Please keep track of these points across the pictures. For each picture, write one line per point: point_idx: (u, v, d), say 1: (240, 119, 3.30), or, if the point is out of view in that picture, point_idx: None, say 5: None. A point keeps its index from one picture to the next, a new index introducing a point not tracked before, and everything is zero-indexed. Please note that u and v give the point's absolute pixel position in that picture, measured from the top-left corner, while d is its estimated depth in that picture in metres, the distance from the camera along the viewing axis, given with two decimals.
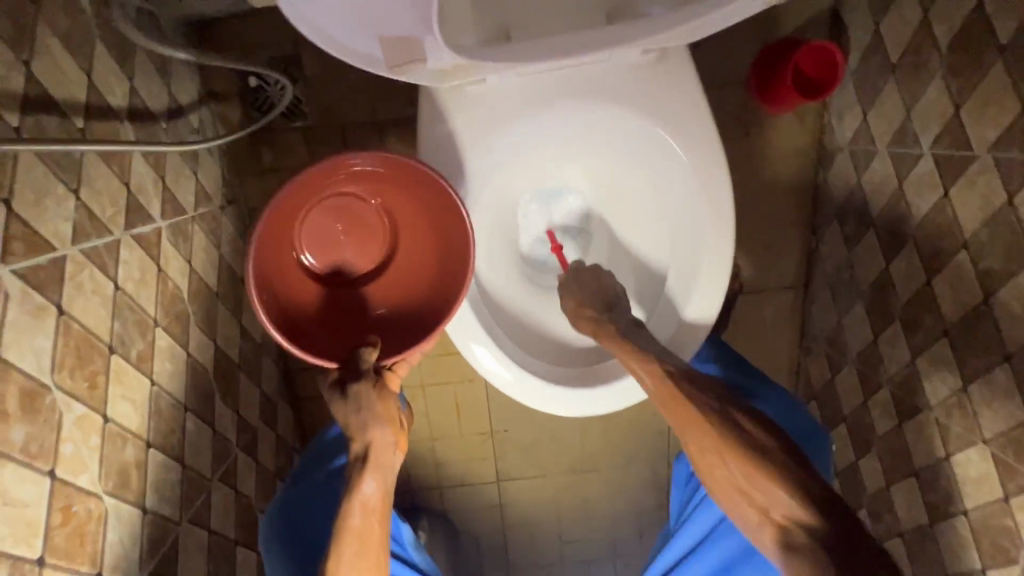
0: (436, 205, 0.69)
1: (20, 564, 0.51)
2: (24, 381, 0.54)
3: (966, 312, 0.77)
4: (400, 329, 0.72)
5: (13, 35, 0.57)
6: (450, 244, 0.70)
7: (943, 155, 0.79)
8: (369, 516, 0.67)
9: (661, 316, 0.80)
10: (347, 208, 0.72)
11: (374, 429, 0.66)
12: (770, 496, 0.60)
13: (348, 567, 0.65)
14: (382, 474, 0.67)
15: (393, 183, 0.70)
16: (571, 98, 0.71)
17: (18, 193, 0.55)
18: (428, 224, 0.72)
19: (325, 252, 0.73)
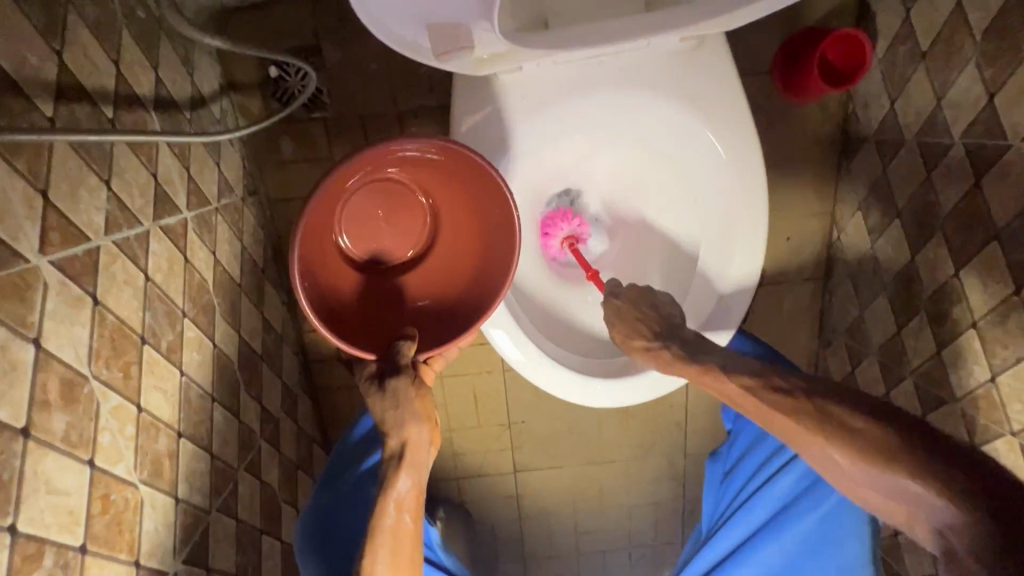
0: (484, 194, 0.69)
1: (63, 552, 0.52)
2: (63, 371, 0.54)
3: (997, 304, 0.76)
4: (436, 320, 0.73)
5: (45, 23, 0.57)
6: (495, 237, 0.71)
7: (975, 145, 0.78)
8: (411, 499, 0.68)
9: (692, 304, 0.80)
10: (390, 192, 0.73)
11: (410, 426, 0.66)
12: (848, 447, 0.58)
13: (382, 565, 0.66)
14: (416, 472, 0.67)
15: (436, 169, 0.70)
16: (621, 87, 0.71)
17: (53, 183, 0.55)
18: (472, 211, 0.73)
19: (362, 232, 0.74)
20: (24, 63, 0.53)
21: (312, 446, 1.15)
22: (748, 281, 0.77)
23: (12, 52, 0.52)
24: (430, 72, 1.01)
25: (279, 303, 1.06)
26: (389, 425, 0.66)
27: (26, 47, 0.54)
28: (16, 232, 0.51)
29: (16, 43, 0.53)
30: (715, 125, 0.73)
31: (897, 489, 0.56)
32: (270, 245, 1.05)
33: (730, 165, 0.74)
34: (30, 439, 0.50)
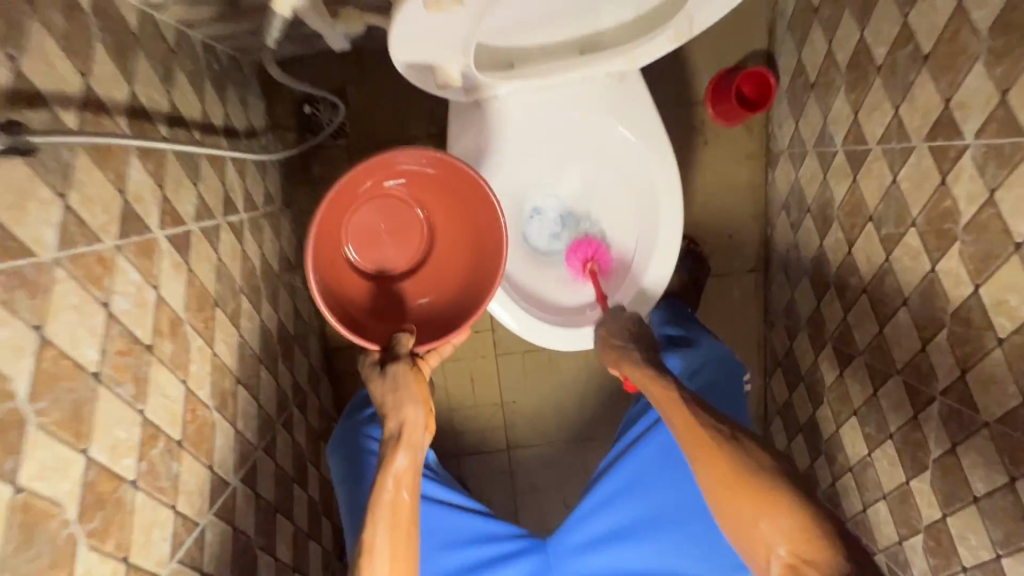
0: (464, 207, 0.94)
1: (167, 440, 0.71)
2: (170, 312, 0.75)
3: (877, 270, 0.98)
4: (432, 317, 0.96)
5: (163, 72, 0.81)
6: (479, 243, 0.94)
7: (852, 151, 1.02)
8: (405, 475, 0.86)
9: (642, 251, 1.04)
10: (391, 211, 0.96)
11: (408, 407, 0.85)
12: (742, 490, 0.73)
13: (382, 535, 0.83)
14: (412, 449, 0.86)
15: (427, 189, 0.95)
16: (562, 110, 0.96)
17: (166, 180, 0.78)
18: (457, 228, 0.98)
19: (368, 246, 0.97)
20: (152, 99, 0.77)
21: (332, 422, 1.34)
22: (677, 220, 1.01)
23: (146, 92, 0.76)
24: (431, 107, 1.27)
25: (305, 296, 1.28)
26: (389, 411, 0.86)
27: (153, 88, 0.78)
28: (146, 210, 0.72)
29: (147, 85, 0.77)
30: (646, 143, 0.98)
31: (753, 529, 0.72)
32: (300, 248, 1.28)
33: (650, 159, 0.99)
34: (152, 355, 0.70)
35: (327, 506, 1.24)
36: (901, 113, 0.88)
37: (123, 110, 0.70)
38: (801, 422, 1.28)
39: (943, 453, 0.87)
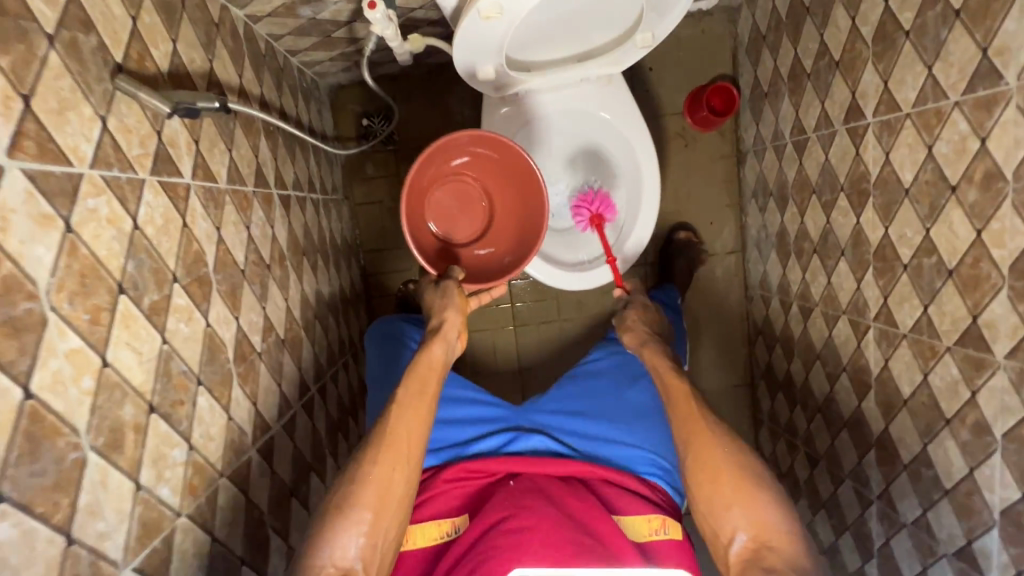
0: (518, 171, 1.02)
1: (191, 392, 0.69)
2: (200, 265, 0.74)
3: (922, 242, 0.95)
4: (512, 251, 1.04)
5: (205, 42, 0.84)
6: (532, 185, 1.02)
7: (885, 120, 1.00)
8: (431, 374, 0.88)
9: (626, 228, 1.16)
10: (453, 186, 1.05)
11: (448, 312, 0.93)
12: (735, 506, 0.78)
13: (400, 420, 0.83)
14: (446, 342, 0.92)
15: (485, 164, 1.04)
16: (556, 99, 1.08)
17: (202, 138, 0.79)
18: (511, 182, 1.05)
19: (443, 221, 1.05)
20: (194, 63, 0.80)
21: (346, 416, 1.30)
22: (654, 200, 1.12)
23: (189, 54, 0.78)
24: None
25: (324, 285, 1.27)
26: (435, 335, 0.92)
27: (196, 53, 0.80)
28: (180, 159, 0.73)
29: (190, 48, 0.79)
30: (621, 123, 1.11)
31: (746, 547, 0.76)
32: (319, 236, 1.28)
33: (631, 149, 1.12)
34: (181, 302, 0.69)
35: None
36: (937, 73, 0.87)
37: (167, 61, 0.72)
38: (846, 415, 1.22)
39: (1014, 424, 0.83)
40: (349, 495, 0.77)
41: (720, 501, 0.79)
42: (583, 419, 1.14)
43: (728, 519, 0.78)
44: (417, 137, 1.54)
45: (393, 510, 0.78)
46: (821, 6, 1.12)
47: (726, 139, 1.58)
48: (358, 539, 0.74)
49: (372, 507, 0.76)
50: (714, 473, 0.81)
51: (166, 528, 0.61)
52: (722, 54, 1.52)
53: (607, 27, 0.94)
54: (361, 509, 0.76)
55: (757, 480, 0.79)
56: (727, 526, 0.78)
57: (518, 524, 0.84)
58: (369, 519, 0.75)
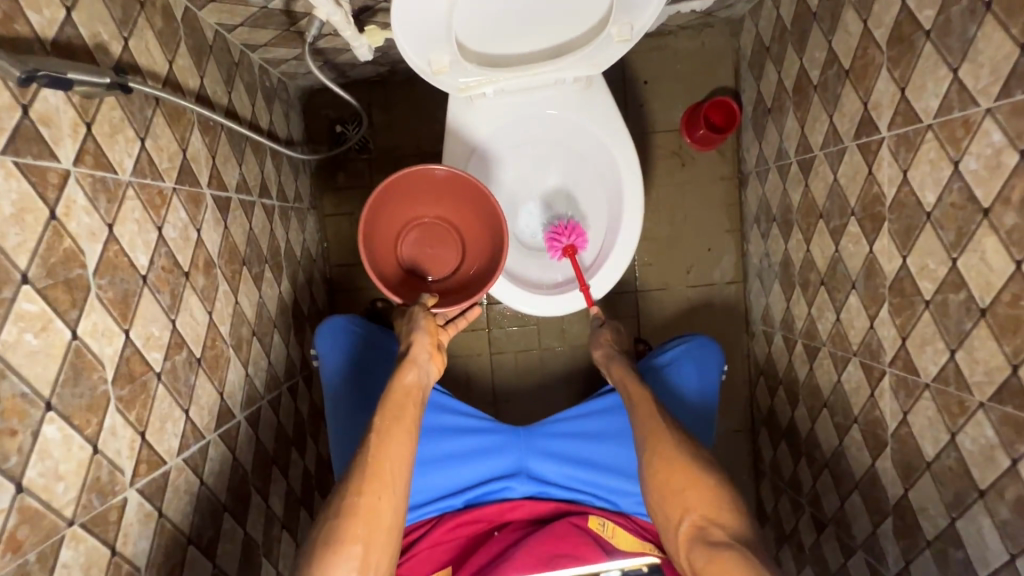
0: (451, 185, 0.92)
1: (30, 420, 0.56)
2: (70, 266, 0.62)
3: (948, 275, 0.81)
4: (491, 253, 0.95)
5: (120, 17, 0.74)
6: (469, 189, 0.92)
7: (901, 134, 0.86)
8: (408, 399, 0.80)
9: (606, 247, 1.03)
10: (413, 231, 0.98)
11: (416, 333, 0.85)
12: (688, 487, 0.76)
13: (385, 448, 0.75)
14: (416, 363, 0.83)
15: (425, 196, 0.95)
16: (531, 103, 0.97)
17: (97, 121, 0.69)
18: (456, 195, 0.95)
19: (427, 263, 0.99)
20: (98, 38, 0.70)
21: (289, 447, 1.16)
22: (638, 218, 0.99)
23: (91, 27, 0.69)
24: None
25: (271, 300, 1.14)
26: (404, 359, 0.83)
27: (102, 26, 0.71)
28: (57, 141, 0.62)
29: (94, 21, 0.70)
30: (604, 132, 0.99)
31: (700, 532, 0.73)
32: (271, 245, 1.17)
33: (614, 160, 1.00)
34: (31, 309, 0.57)
35: (270, 547, 1.03)
36: (964, 76, 0.74)
37: (53, 30, 0.63)
38: (858, 475, 1.05)
39: None
40: (328, 532, 0.69)
41: (673, 487, 0.76)
42: (586, 451, 1.05)
43: (679, 504, 0.75)
44: (392, 146, 1.44)
45: (382, 543, 0.71)
46: (829, 10, 1.00)
47: (727, 159, 1.45)
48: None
49: (360, 538, 0.69)
50: (667, 459, 0.78)
51: None
52: (723, 68, 1.41)
53: (577, 17, 0.83)
54: (347, 544, 0.68)
55: (706, 467, 0.78)
56: (679, 507, 0.76)
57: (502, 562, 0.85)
58: (358, 554, 0.68)
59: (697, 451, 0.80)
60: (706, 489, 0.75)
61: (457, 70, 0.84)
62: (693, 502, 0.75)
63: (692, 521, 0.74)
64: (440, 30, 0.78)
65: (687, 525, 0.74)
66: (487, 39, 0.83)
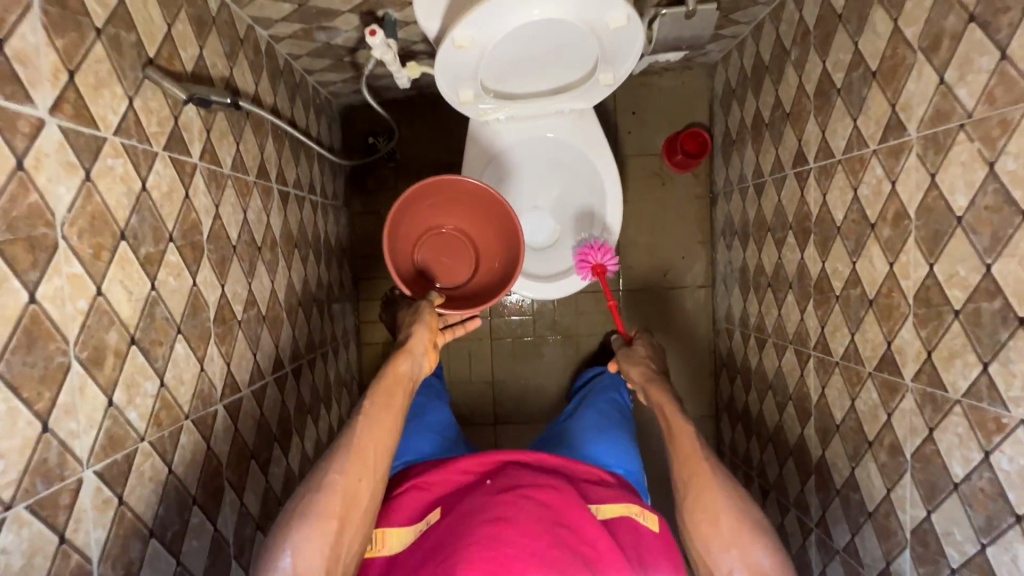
0: (467, 199, 1.17)
1: (169, 337, 0.79)
2: (194, 232, 0.86)
3: (847, 275, 1.04)
4: (504, 259, 1.19)
5: (228, 51, 0.99)
6: (485, 202, 1.17)
7: (822, 166, 1.10)
8: (400, 384, 0.91)
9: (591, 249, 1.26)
10: (431, 243, 1.21)
11: (419, 329, 1.01)
12: (732, 548, 0.78)
13: (370, 423, 0.84)
14: (411, 352, 0.97)
15: (444, 211, 1.20)
16: (535, 130, 1.22)
17: (213, 128, 0.93)
18: (473, 211, 1.20)
19: (442, 271, 1.21)
20: (216, 68, 0.95)
21: (319, 402, 1.39)
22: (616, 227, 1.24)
23: (212, 61, 0.93)
24: None
25: (312, 278, 1.38)
26: (403, 349, 0.97)
27: (218, 59, 0.95)
28: (191, 142, 0.86)
29: (214, 56, 0.94)
30: (593, 156, 1.23)
31: None
32: (314, 234, 1.40)
33: (600, 179, 1.25)
34: (172, 259, 0.80)
35: (303, 480, 1.25)
36: (859, 125, 0.99)
37: (192, 62, 0.87)
38: (791, 443, 1.27)
39: (920, 444, 0.88)
40: (309, 504, 0.76)
41: (709, 542, 0.79)
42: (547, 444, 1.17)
43: (723, 560, 0.78)
44: (416, 157, 1.69)
45: (358, 523, 0.77)
46: (778, 65, 1.26)
47: (700, 180, 1.70)
48: (323, 549, 0.72)
49: (338, 516, 0.75)
50: (711, 513, 0.80)
51: (129, 446, 0.70)
52: (700, 104, 1.66)
53: (572, 69, 1.06)
54: (326, 519, 0.74)
55: (752, 519, 0.80)
56: (722, 566, 0.78)
57: (497, 515, 0.73)
58: (334, 529, 0.74)
59: (743, 507, 0.81)
60: (755, 548, 0.77)
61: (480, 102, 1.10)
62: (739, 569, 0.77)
63: None
64: (468, 78, 1.03)
65: None
66: (502, 82, 1.07)
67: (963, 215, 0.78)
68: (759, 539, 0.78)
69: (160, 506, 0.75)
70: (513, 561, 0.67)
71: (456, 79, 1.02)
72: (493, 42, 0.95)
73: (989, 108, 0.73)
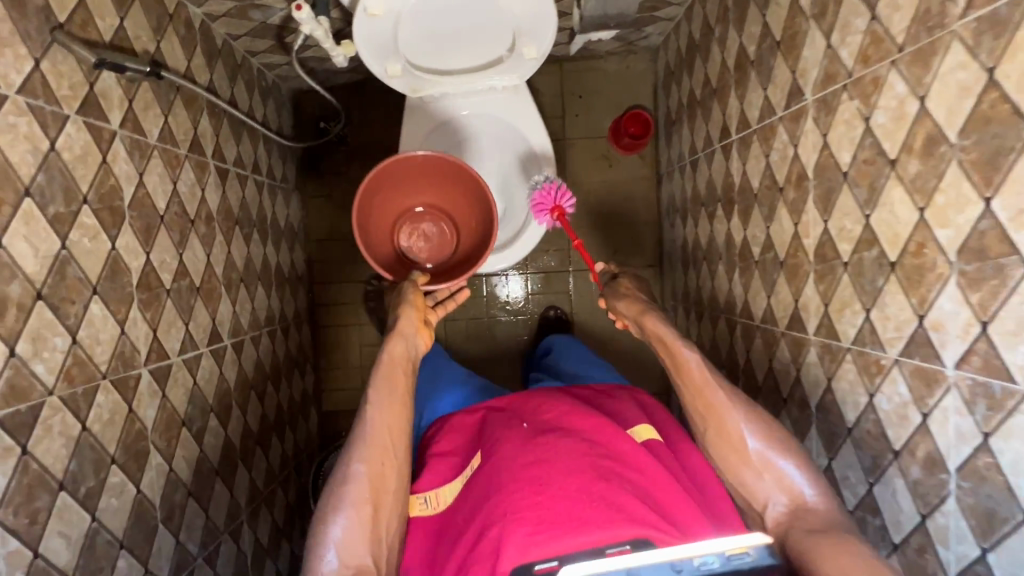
0: (428, 173, 1.17)
1: (83, 297, 0.80)
2: (113, 197, 0.88)
3: (763, 240, 1.08)
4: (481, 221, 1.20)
5: (155, 26, 1.01)
6: (446, 172, 1.17)
7: (742, 137, 1.15)
8: (397, 367, 0.93)
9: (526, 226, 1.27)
10: (410, 221, 1.24)
11: (405, 311, 0.99)
12: (769, 472, 0.82)
13: (377, 410, 0.88)
14: (402, 334, 0.96)
15: (413, 189, 1.21)
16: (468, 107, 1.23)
17: (136, 98, 0.95)
18: (439, 183, 1.20)
19: (427, 245, 1.25)
20: (140, 40, 0.96)
21: (266, 380, 1.40)
22: None
23: (136, 33, 0.95)
24: None
25: (257, 256, 1.39)
26: (393, 332, 0.96)
27: (143, 32, 0.97)
28: (110, 109, 0.88)
29: (138, 29, 0.96)
30: (527, 132, 1.25)
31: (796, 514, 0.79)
32: (259, 214, 1.42)
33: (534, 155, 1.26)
34: (87, 221, 0.82)
35: (245, 454, 1.26)
36: (768, 94, 1.03)
37: (111, 32, 0.89)
38: None
39: (822, 394, 0.92)
40: (339, 496, 0.81)
41: (740, 468, 0.84)
42: None
43: (760, 490, 0.82)
44: (367, 141, 1.72)
45: (391, 503, 0.83)
46: (706, 44, 1.30)
47: (647, 162, 1.74)
48: (358, 528, 0.78)
49: (370, 499, 0.81)
50: (737, 447, 0.84)
51: (35, 398, 0.72)
52: (644, 88, 1.71)
53: (490, 45, 1.10)
54: (360, 504, 0.80)
55: (775, 443, 0.83)
56: (761, 495, 0.82)
57: (536, 459, 0.79)
58: (370, 512, 0.80)
59: (770, 432, 0.84)
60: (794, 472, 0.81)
61: (407, 77, 1.12)
62: (781, 494, 0.81)
63: (785, 507, 0.80)
64: (391, 50, 1.07)
65: (772, 510, 0.81)
66: (428, 58, 1.10)
67: (847, 171, 0.81)
68: (796, 462, 0.82)
69: (71, 461, 0.77)
70: (563, 495, 0.73)
71: (378, 50, 1.06)
72: (406, 9, 1.01)
73: (863, 67, 0.77)
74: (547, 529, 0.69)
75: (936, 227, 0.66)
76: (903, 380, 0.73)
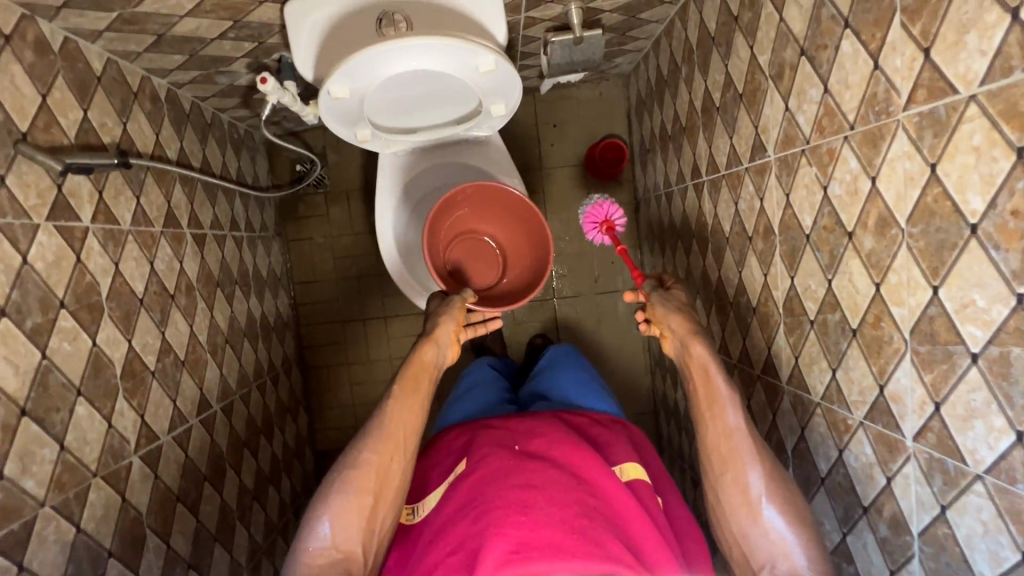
0: (506, 208, 1.21)
1: (67, 403, 0.81)
2: (91, 295, 0.88)
3: (737, 283, 1.10)
4: (530, 275, 1.23)
5: (119, 107, 1.01)
6: (524, 217, 1.21)
7: (712, 179, 1.16)
8: (425, 372, 0.96)
9: None
10: (467, 243, 1.25)
11: (443, 322, 1.03)
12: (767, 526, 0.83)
13: (400, 403, 0.91)
14: (438, 340, 1.00)
15: (481, 215, 1.24)
16: (446, 156, 1.24)
17: (106, 187, 0.95)
18: (510, 223, 1.24)
19: (473, 270, 1.26)
20: (106, 127, 0.96)
21: (258, 433, 1.41)
22: None
23: (100, 121, 0.95)
24: None
25: (241, 312, 1.40)
26: (428, 337, 1.00)
27: (108, 118, 0.97)
28: (79, 207, 0.88)
29: (102, 116, 0.96)
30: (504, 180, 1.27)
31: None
32: (240, 270, 1.42)
33: None
34: (65, 326, 0.82)
35: (241, 513, 1.27)
36: (734, 143, 1.04)
37: (75, 127, 0.89)
38: None
39: (797, 440, 0.94)
40: (344, 477, 0.85)
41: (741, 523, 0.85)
42: None
43: (764, 549, 0.83)
44: (345, 182, 1.72)
45: (391, 498, 0.86)
46: (674, 81, 1.31)
47: (625, 187, 1.75)
48: (360, 523, 0.83)
49: (372, 491, 0.84)
50: (744, 492, 0.85)
51: (26, 514, 0.73)
52: (618, 114, 1.72)
53: (461, 103, 1.10)
54: (363, 492, 0.84)
55: (788, 496, 0.83)
56: (762, 558, 0.83)
57: (525, 481, 0.78)
58: (370, 503, 0.84)
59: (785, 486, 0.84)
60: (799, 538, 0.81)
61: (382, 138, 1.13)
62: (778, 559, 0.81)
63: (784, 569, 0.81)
64: (362, 119, 1.06)
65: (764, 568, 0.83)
66: (401, 118, 1.11)
67: (810, 234, 0.83)
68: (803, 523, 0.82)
69: (68, 565, 0.79)
70: (546, 523, 0.71)
71: (350, 121, 1.06)
72: (372, 88, 0.99)
73: (819, 136, 0.78)
74: (525, 551, 0.68)
75: (891, 304, 0.68)
76: (868, 442, 0.76)
